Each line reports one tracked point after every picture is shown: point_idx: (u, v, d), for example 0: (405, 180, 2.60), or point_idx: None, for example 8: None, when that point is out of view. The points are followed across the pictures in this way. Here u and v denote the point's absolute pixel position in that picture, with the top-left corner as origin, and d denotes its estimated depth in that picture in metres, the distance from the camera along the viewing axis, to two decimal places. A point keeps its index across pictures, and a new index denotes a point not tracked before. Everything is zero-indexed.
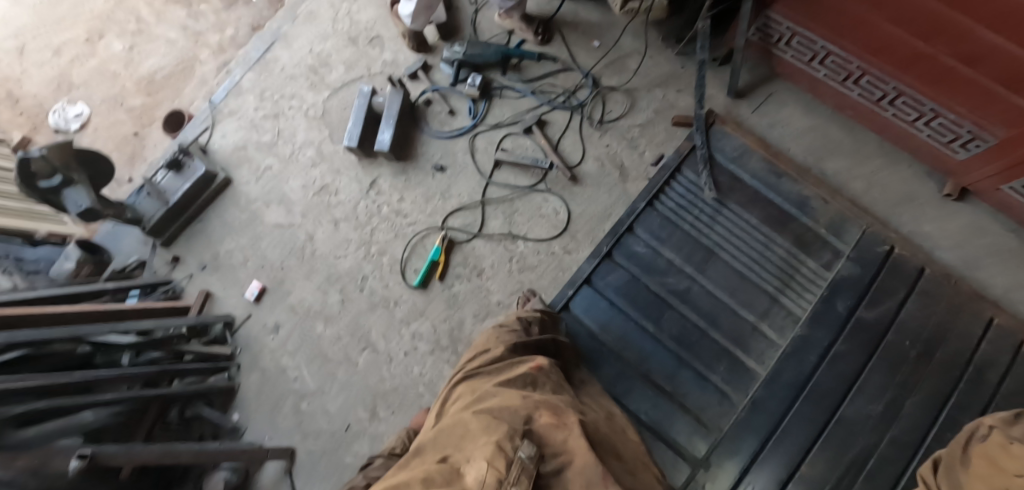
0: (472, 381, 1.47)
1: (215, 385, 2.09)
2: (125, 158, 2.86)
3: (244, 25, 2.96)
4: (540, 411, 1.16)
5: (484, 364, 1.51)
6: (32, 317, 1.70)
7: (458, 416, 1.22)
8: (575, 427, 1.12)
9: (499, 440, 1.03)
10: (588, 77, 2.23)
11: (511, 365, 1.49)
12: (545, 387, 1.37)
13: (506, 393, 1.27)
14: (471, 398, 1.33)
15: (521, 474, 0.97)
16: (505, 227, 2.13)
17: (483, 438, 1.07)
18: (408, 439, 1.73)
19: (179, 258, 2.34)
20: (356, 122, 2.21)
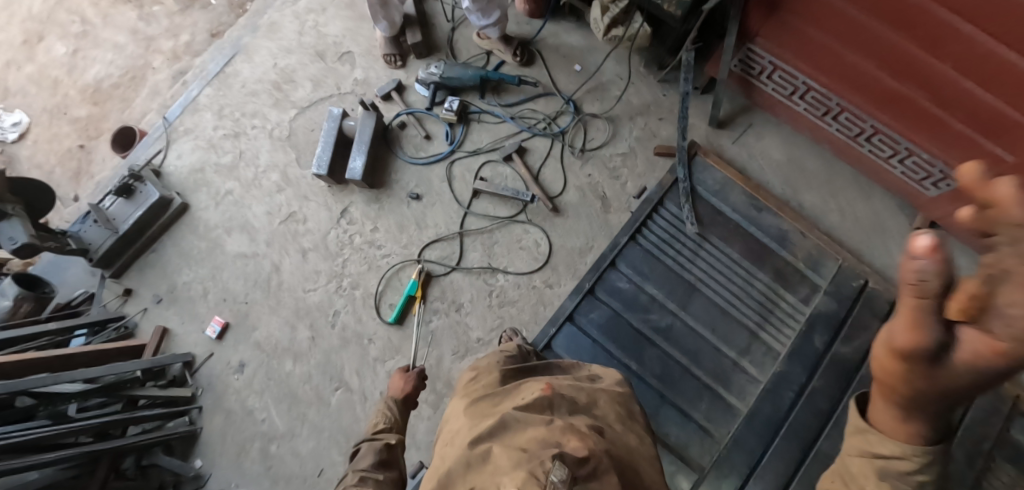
0: (477, 405, 1.24)
1: (174, 431, 2.01)
2: (69, 173, 2.63)
3: (201, 30, 2.76)
4: (569, 436, 0.92)
5: (490, 388, 1.29)
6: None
7: (480, 449, 1.00)
8: (604, 459, 0.89)
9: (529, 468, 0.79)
10: (570, 102, 2.17)
11: (518, 385, 1.26)
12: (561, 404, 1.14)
13: (526, 420, 1.04)
14: (483, 425, 1.10)
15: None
16: (484, 260, 2.06)
17: (513, 472, 0.84)
18: (394, 415, 1.51)
19: (131, 291, 2.19)
20: (325, 147, 2.08)
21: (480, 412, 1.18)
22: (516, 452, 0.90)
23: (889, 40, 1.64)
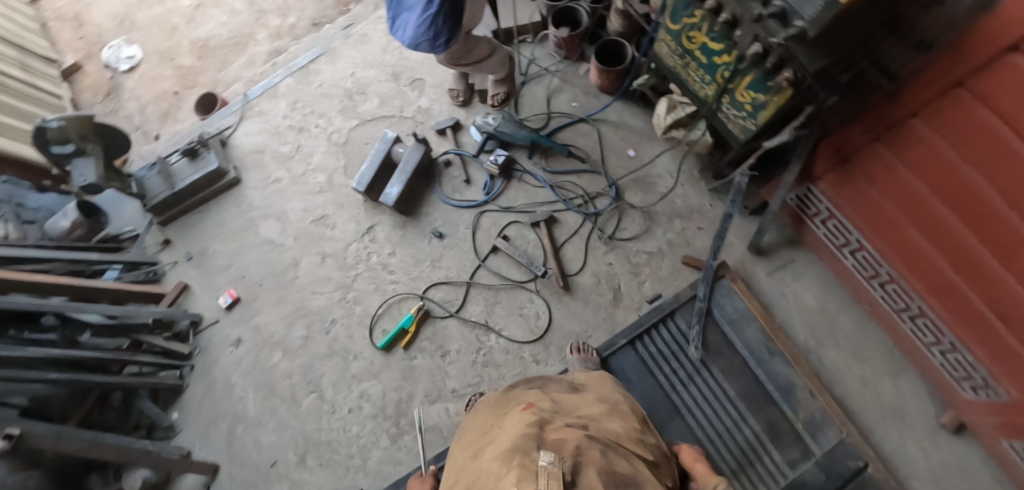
0: (465, 435, 1.33)
1: (165, 381, 2.15)
2: (158, 114, 2.87)
3: (305, 18, 2.93)
4: (543, 431, 1.09)
5: (472, 419, 1.39)
6: (28, 283, 1.81)
7: (472, 465, 1.10)
8: (583, 440, 1.06)
9: (520, 461, 0.96)
10: (612, 187, 2.14)
11: (500, 404, 1.36)
12: (544, 407, 1.26)
13: (511, 425, 1.17)
14: (471, 447, 1.20)
15: (550, 480, 0.90)
16: (482, 315, 2.07)
17: (503, 470, 0.97)
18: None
19: (169, 242, 2.36)
20: (370, 167, 2.16)
21: (472, 434, 1.26)
22: (504, 451, 1.03)
23: (955, 228, 1.51)
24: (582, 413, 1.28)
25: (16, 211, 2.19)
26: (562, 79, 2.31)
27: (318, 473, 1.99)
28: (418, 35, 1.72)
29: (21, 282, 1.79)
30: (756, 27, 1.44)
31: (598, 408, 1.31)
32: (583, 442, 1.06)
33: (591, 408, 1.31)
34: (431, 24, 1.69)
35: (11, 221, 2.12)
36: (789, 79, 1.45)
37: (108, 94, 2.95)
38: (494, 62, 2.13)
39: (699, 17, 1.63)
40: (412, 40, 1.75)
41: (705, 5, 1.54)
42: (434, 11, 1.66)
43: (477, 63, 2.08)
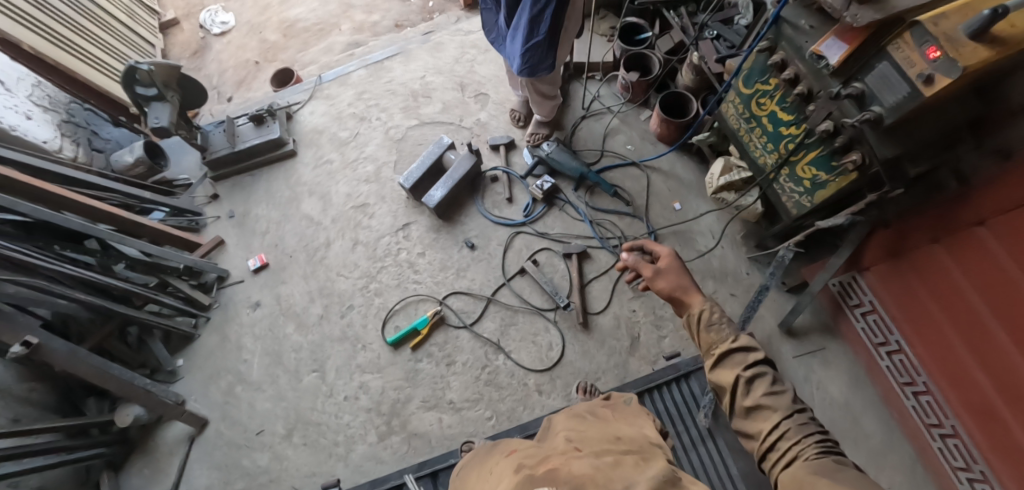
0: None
1: (179, 327, 2.19)
2: (235, 79, 3.01)
3: (389, 18, 3.05)
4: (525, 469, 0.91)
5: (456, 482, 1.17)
6: (69, 201, 1.94)
7: None
8: (572, 461, 0.90)
9: None
10: (651, 235, 2.11)
11: (482, 456, 1.15)
12: (525, 443, 1.07)
13: (492, 475, 0.98)
14: None
15: None
16: (496, 334, 2.05)
17: None
18: None
19: (217, 198, 2.43)
20: (421, 167, 2.20)
21: None
22: None
23: (1010, 354, 1.41)
24: (567, 433, 1.08)
25: (91, 137, 2.33)
26: (622, 120, 2.33)
27: (302, 451, 2.00)
28: (526, 63, 1.80)
29: (61, 197, 1.93)
30: (832, 105, 1.43)
31: (589, 428, 1.08)
32: (573, 462, 0.90)
33: (587, 427, 1.09)
34: (534, 52, 1.77)
35: (81, 146, 2.24)
36: (856, 162, 1.43)
37: (195, 53, 3.13)
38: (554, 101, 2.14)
39: (775, 86, 1.62)
40: (522, 67, 1.82)
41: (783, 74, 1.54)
42: (539, 41, 1.73)
43: (539, 98, 2.08)
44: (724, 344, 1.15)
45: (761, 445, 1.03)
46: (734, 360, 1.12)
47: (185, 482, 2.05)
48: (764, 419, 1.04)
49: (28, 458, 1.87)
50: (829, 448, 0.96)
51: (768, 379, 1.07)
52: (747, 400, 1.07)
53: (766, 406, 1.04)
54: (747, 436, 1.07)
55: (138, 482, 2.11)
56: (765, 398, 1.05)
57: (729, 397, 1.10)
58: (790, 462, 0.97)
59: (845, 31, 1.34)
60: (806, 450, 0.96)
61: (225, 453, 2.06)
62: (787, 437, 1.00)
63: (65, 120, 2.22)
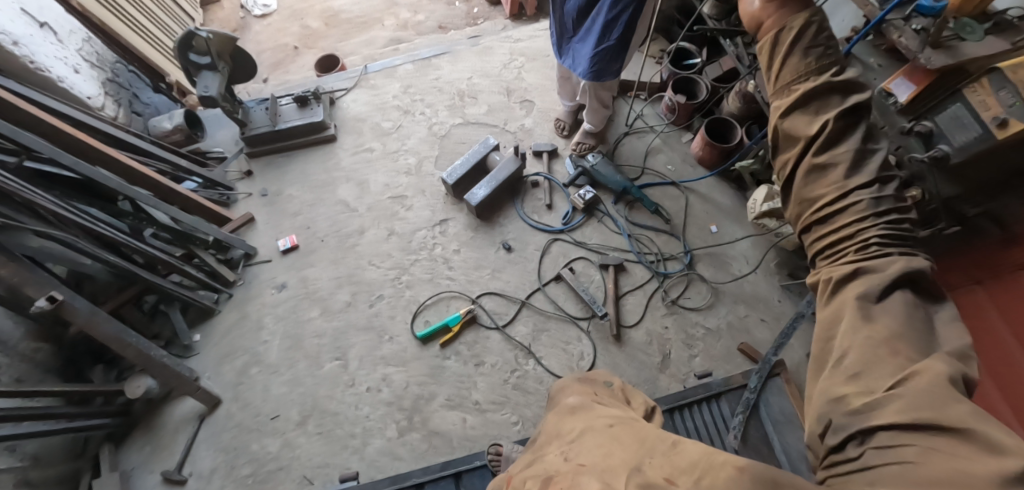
0: None
1: (200, 301, 2.13)
2: (273, 61, 2.99)
3: (433, 19, 3.08)
4: None
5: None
6: (106, 157, 1.89)
7: None
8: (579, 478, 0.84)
9: None
10: (687, 254, 2.13)
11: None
12: (524, 472, 1.00)
13: None
14: None
15: None
16: (527, 338, 2.02)
17: None
18: None
19: (251, 175, 2.39)
20: (465, 164, 2.22)
21: None
22: None
23: None
24: (557, 441, 1.02)
25: (132, 100, 2.29)
26: (664, 140, 2.36)
27: (316, 441, 1.94)
28: (592, 67, 1.88)
29: (100, 152, 1.88)
30: (900, 140, 1.44)
31: (575, 429, 1.01)
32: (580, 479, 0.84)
33: (576, 423, 1.04)
34: (603, 56, 1.85)
35: (121, 106, 2.21)
36: (916, 198, 1.40)
37: (234, 31, 3.12)
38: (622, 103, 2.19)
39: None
40: (589, 71, 1.90)
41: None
42: (609, 45, 1.82)
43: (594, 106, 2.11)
44: (810, 82, 0.95)
45: (816, 214, 0.92)
46: (818, 110, 0.94)
47: (190, 463, 1.97)
48: (829, 182, 0.91)
49: (28, 422, 1.79)
50: (892, 233, 0.87)
51: (854, 138, 0.91)
52: (819, 156, 0.91)
53: (836, 170, 0.90)
54: (799, 198, 0.94)
55: (138, 459, 2.02)
56: (842, 155, 0.90)
57: (799, 152, 0.93)
58: (846, 238, 0.89)
59: (914, 72, 1.39)
60: (867, 235, 0.87)
61: (234, 436, 1.99)
62: (855, 211, 0.88)
63: (110, 78, 2.20)
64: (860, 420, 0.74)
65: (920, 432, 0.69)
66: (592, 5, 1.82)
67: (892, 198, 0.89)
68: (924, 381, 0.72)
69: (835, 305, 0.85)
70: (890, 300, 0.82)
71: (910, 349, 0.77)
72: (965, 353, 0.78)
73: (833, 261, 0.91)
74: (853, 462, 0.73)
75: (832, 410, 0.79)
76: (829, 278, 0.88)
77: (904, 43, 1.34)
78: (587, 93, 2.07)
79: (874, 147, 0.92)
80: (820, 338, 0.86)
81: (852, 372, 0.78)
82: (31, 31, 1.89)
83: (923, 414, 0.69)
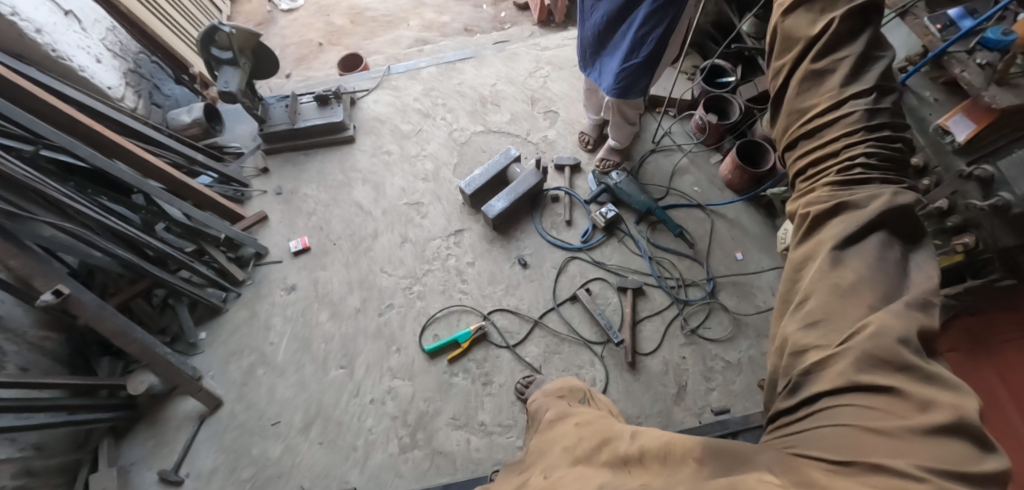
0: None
1: (207, 298, 2.07)
2: (297, 55, 2.95)
3: (459, 21, 3.02)
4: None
5: None
6: (124, 151, 1.88)
7: None
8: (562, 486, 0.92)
9: None
10: (709, 281, 2.04)
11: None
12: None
13: None
14: None
15: None
16: (538, 359, 1.95)
17: None
18: None
19: (267, 172, 2.35)
20: (484, 174, 2.15)
21: None
22: None
23: None
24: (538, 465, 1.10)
25: (152, 91, 2.26)
26: (692, 160, 2.27)
27: (317, 450, 1.87)
28: (617, 83, 1.81)
29: (118, 146, 1.86)
30: (956, 185, 1.33)
31: (555, 451, 1.09)
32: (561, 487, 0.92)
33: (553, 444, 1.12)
34: (630, 72, 1.77)
35: (141, 97, 2.18)
36: (967, 245, 1.32)
37: (260, 24, 3.09)
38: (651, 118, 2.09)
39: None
40: (613, 87, 1.82)
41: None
42: (637, 62, 1.73)
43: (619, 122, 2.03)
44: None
45: (807, 126, 1.14)
46: (824, 10, 1.13)
47: (188, 463, 1.91)
48: (820, 96, 1.12)
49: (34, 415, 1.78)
50: (874, 150, 1.07)
51: (854, 45, 1.10)
52: (817, 64, 1.12)
53: (833, 80, 1.10)
54: (793, 110, 1.16)
55: (140, 454, 1.98)
56: (835, 66, 1.10)
57: (796, 57, 1.15)
58: (830, 154, 1.11)
59: (974, 108, 1.29)
60: (854, 152, 1.08)
61: (235, 437, 1.93)
62: (846, 127, 1.08)
63: (131, 69, 2.17)
64: (814, 377, 0.91)
65: (857, 393, 0.85)
66: (622, 19, 1.73)
67: (884, 114, 1.08)
68: (869, 345, 0.86)
69: (817, 235, 1.05)
70: (861, 243, 0.98)
71: (877, 290, 0.92)
72: (927, 303, 0.89)
73: (817, 179, 1.13)
74: (804, 417, 0.90)
75: (795, 363, 0.95)
76: (807, 212, 1.09)
77: (967, 78, 1.24)
78: (611, 108, 1.98)
79: (876, 55, 1.11)
80: (792, 275, 1.07)
81: (811, 320, 0.95)
82: (56, 19, 1.87)
83: (864, 378, 0.84)
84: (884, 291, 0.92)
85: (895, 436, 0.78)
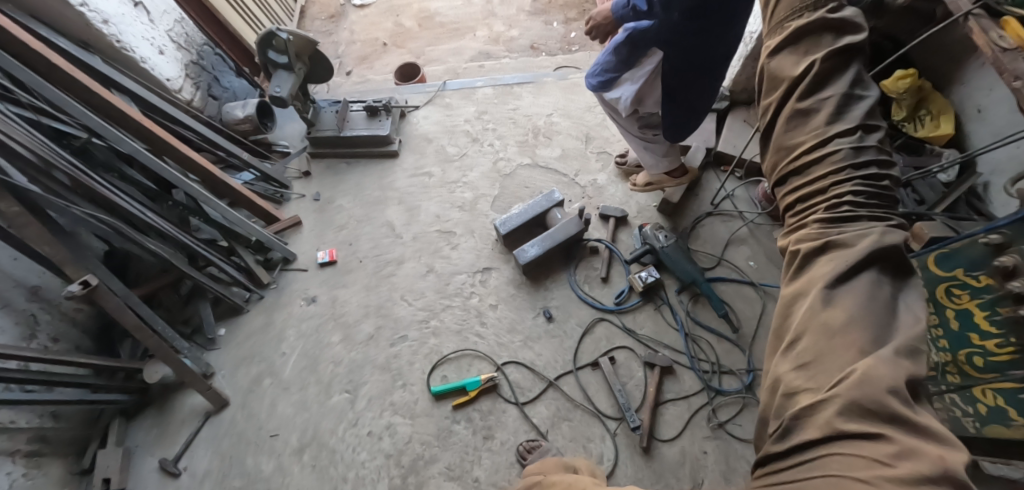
0: None
1: (229, 298, 2.07)
2: (360, 54, 2.91)
3: (527, 37, 2.89)
4: None
5: None
6: (171, 148, 1.88)
7: None
8: None
9: None
10: (749, 373, 1.82)
11: None
12: None
13: None
14: None
15: None
16: (545, 423, 1.81)
17: None
18: None
19: (308, 176, 2.33)
20: (522, 214, 2.04)
21: None
22: None
23: None
24: None
25: (211, 83, 2.27)
26: (752, 231, 2.07)
27: (306, 474, 1.80)
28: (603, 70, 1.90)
29: (166, 141, 1.87)
30: None
31: None
32: None
33: None
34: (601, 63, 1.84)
35: (197, 88, 2.18)
36: None
37: (330, 18, 3.08)
38: (654, 147, 1.92)
39: (986, 287, 1.23)
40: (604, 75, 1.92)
41: (1010, 284, 1.15)
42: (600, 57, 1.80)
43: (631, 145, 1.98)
44: (803, 20, 1.02)
45: (794, 160, 0.98)
46: (807, 51, 1.00)
47: (187, 457, 1.88)
48: (806, 131, 0.97)
49: (61, 387, 1.77)
50: (866, 189, 0.93)
51: (845, 79, 0.97)
52: (802, 102, 0.98)
53: (818, 116, 0.96)
54: (778, 147, 1.01)
55: (144, 439, 1.93)
56: (815, 103, 0.97)
57: (783, 94, 1.00)
58: (817, 191, 0.96)
59: None
60: (841, 189, 0.93)
61: (232, 444, 1.89)
62: (831, 161, 0.94)
63: (194, 61, 2.18)
64: (804, 423, 0.78)
65: (845, 440, 0.74)
66: None
67: (871, 151, 0.94)
68: (857, 393, 0.74)
69: (802, 278, 0.90)
70: (851, 282, 0.84)
71: (867, 330, 0.79)
72: (914, 348, 0.77)
73: (804, 216, 0.98)
74: (792, 468, 0.78)
75: (786, 406, 0.83)
76: (797, 251, 0.94)
77: None
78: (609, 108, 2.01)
79: (861, 93, 0.97)
80: (784, 311, 0.92)
81: (802, 362, 0.82)
82: (125, 10, 1.89)
83: (850, 427, 0.73)
84: (876, 331, 0.79)
85: (872, 485, 0.68)
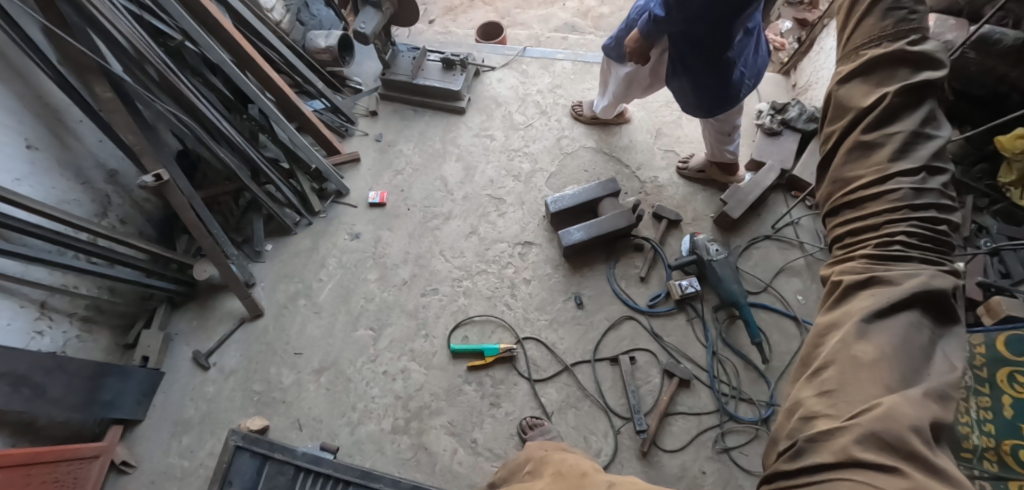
0: None
1: (280, 218, 2.16)
2: (449, 4, 2.89)
3: (619, 16, 2.78)
4: None
5: None
6: (252, 64, 1.96)
7: None
8: None
9: None
10: (768, 407, 1.77)
11: None
12: None
13: None
14: None
15: None
16: (553, 405, 1.82)
17: None
18: None
19: (375, 116, 2.37)
20: (574, 197, 2.02)
21: None
22: None
23: None
24: None
25: (302, 9, 2.31)
26: (808, 264, 1.97)
27: (320, 396, 1.90)
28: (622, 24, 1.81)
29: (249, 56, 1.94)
30: None
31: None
32: None
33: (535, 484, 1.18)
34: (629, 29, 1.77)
35: (286, 12, 2.24)
36: None
37: None
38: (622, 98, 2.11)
39: None
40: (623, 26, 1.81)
41: None
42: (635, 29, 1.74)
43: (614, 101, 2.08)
44: (880, 49, 0.97)
45: (847, 193, 0.95)
46: (880, 82, 0.95)
47: (217, 354, 2.01)
48: (865, 164, 0.94)
49: (121, 266, 1.91)
50: (923, 231, 0.89)
51: (918, 117, 0.92)
52: (866, 134, 0.94)
53: (880, 151, 0.92)
54: (835, 178, 0.98)
55: (184, 329, 2.07)
56: (878, 137, 0.93)
57: (846, 125, 0.97)
58: (867, 227, 0.93)
59: None
60: (894, 229, 0.90)
61: (260, 352, 2.00)
62: (888, 198, 0.90)
63: None
64: (817, 447, 0.77)
65: (858, 468, 0.72)
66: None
67: (934, 194, 0.89)
68: (878, 425, 0.72)
69: (840, 310, 0.88)
70: (890, 319, 0.82)
71: (897, 368, 0.77)
72: (944, 395, 0.76)
73: (853, 249, 0.95)
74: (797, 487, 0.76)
75: (801, 429, 0.81)
76: (839, 281, 0.92)
77: None
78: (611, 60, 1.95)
79: (932, 133, 0.92)
80: (815, 339, 0.90)
81: (825, 389, 0.81)
82: None
83: (866, 456, 0.71)
84: (906, 372, 0.77)
85: None
